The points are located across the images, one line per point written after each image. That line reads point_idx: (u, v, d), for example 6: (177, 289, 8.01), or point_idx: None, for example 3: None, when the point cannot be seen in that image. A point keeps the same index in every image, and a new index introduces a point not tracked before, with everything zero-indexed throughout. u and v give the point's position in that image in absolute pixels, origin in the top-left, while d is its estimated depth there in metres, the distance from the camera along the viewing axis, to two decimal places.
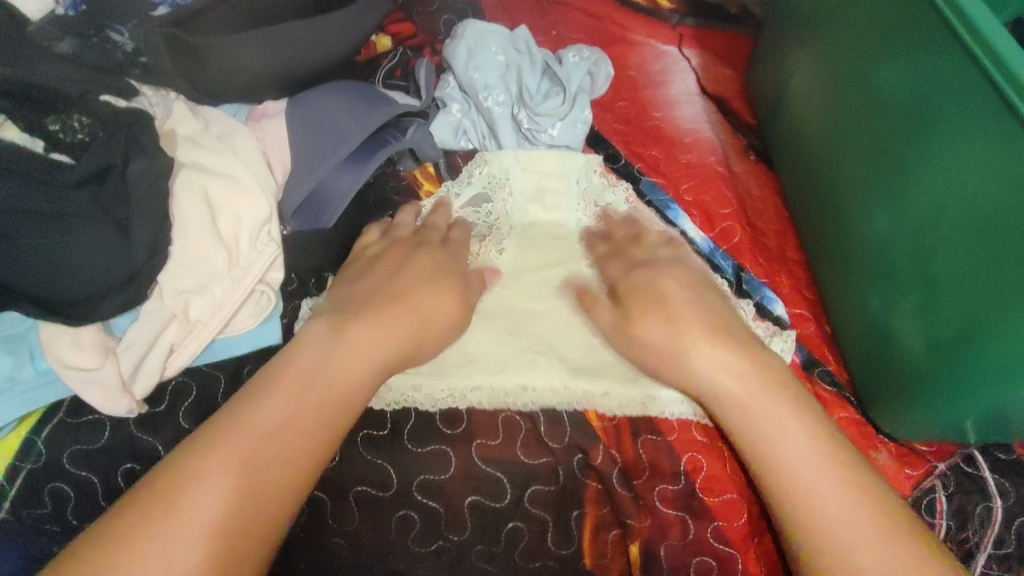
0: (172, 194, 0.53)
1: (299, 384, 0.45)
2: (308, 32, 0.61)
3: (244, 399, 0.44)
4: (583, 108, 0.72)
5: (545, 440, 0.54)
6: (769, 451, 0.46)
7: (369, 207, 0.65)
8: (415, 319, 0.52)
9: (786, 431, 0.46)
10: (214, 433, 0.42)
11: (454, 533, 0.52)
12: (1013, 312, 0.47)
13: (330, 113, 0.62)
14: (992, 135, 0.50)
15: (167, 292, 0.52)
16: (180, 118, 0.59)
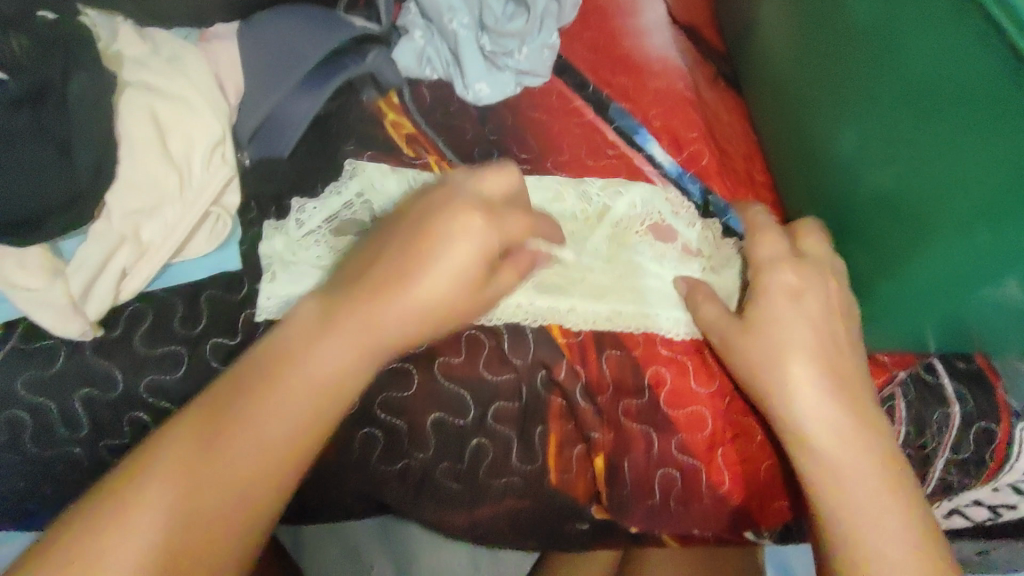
0: (116, 115, 0.51)
1: (333, 355, 0.43)
2: None
3: (282, 359, 0.43)
4: (551, 33, 0.73)
5: (509, 358, 0.53)
6: (827, 453, 0.48)
7: (331, 134, 0.63)
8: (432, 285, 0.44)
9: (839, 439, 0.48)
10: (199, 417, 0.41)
11: (419, 450, 0.53)
12: (988, 226, 0.47)
13: (286, 34, 0.61)
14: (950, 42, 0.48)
15: (115, 214, 0.50)
16: (125, 39, 0.56)
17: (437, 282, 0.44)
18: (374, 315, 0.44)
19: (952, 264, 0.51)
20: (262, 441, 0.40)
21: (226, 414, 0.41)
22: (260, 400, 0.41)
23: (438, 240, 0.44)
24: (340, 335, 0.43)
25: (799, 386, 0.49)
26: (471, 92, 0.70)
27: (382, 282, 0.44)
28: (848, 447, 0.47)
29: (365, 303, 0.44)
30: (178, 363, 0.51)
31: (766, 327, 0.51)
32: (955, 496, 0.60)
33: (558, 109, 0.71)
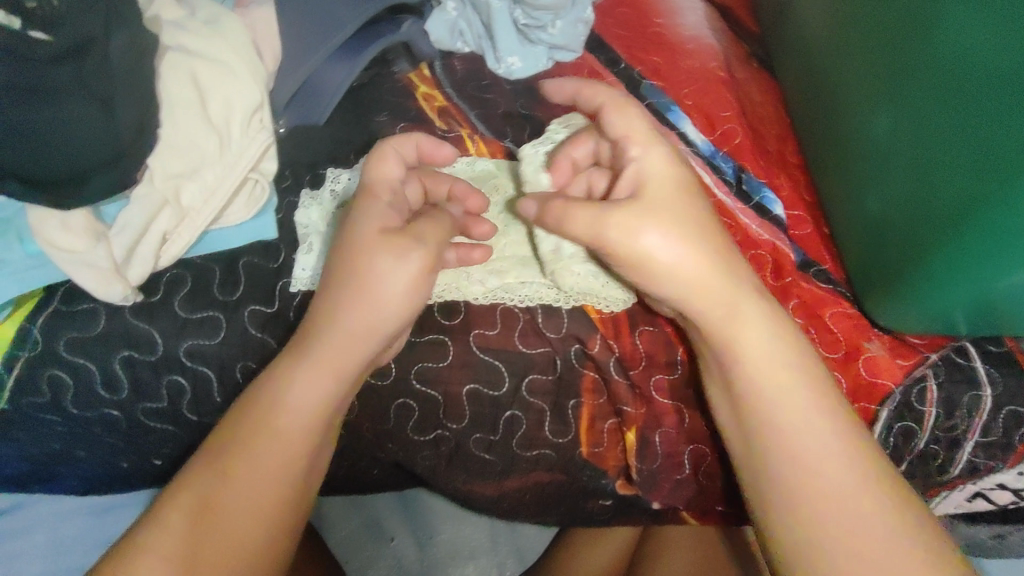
0: (158, 75, 0.52)
1: (301, 403, 0.45)
2: None
3: (246, 423, 0.44)
4: (585, 8, 0.72)
5: (543, 331, 0.53)
6: (795, 441, 0.45)
7: (365, 104, 0.62)
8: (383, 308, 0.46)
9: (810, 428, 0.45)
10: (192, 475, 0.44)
11: (453, 421, 0.54)
12: (1006, 194, 0.47)
13: (323, 2, 0.60)
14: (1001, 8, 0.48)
15: (157, 176, 0.51)
16: (164, 4, 0.56)
17: (387, 296, 0.46)
18: (328, 342, 0.45)
19: (984, 238, 0.50)
20: (255, 494, 0.43)
21: (214, 477, 0.44)
22: (238, 457, 0.44)
23: (372, 273, 0.46)
24: (298, 393, 0.45)
25: (764, 373, 0.46)
26: (503, 65, 0.69)
27: (318, 333, 0.45)
28: (813, 429, 0.45)
29: (310, 359, 0.45)
30: (217, 328, 0.51)
31: (689, 249, 0.47)
32: (981, 480, 0.60)
33: (591, 85, 0.70)
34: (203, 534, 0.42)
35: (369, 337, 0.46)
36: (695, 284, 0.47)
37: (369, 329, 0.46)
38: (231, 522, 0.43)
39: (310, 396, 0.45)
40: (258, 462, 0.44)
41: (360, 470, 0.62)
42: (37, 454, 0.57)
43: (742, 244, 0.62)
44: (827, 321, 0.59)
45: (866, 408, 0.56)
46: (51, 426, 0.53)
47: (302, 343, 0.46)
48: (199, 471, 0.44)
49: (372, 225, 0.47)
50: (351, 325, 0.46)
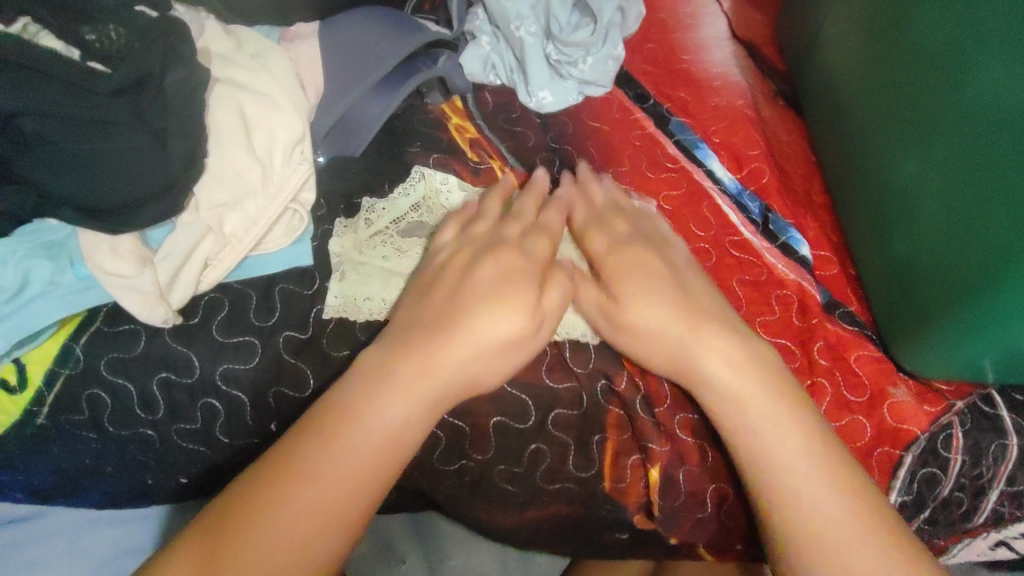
0: (207, 107, 0.54)
1: (394, 405, 0.42)
2: None
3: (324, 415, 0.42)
4: (616, 44, 0.72)
5: (571, 366, 0.54)
6: (796, 496, 0.45)
7: (399, 135, 0.64)
8: (478, 344, 0.45)
9: (790, 446, 0.46)
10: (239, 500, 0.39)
11: (478, 452, 0.55)
12: None
13: (363, 38, 0.62)
14: None
15: (202, 206, 0.52)
16: (212, 36, 0.58)
17: (498, 325, 0.45)
18: (438, 358, 0.44)
19: (1021, 286, 0.49)
20: (305, 520, 0.39)
21: (246, 506, 0.39)
22: (313, 461, 0.40)
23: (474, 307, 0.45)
24: (377, 420, 0.41)
25: (749, 423, 0.47)
26: (535, 99, 0.70)
27: (411, 363, 0.43)
28: (807, 479, 0.45)
29: (409, 371, 0.43)
30: (253, 353, 0.52)
31: (669, 302, 0.50)
32: (1004, 528, 0.60)
33: (619, 120, 0.71)
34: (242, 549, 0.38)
35: (465, 370, 0.45)
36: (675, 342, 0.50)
37: (478, 359, 0.45)
38: (287, 539, 0.38)
39: (388, 424, 0.42)
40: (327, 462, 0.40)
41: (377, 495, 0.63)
42: (67, 469, 0.58)
43: (770, 285, 0.62)
44: (852, 363, 0.59)
45: (890, 452, 0.55)
46: (85, 442, 0.55)
47: (398, 344, 0.44)
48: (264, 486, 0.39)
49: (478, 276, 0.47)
50: (450, 343, 0.44)
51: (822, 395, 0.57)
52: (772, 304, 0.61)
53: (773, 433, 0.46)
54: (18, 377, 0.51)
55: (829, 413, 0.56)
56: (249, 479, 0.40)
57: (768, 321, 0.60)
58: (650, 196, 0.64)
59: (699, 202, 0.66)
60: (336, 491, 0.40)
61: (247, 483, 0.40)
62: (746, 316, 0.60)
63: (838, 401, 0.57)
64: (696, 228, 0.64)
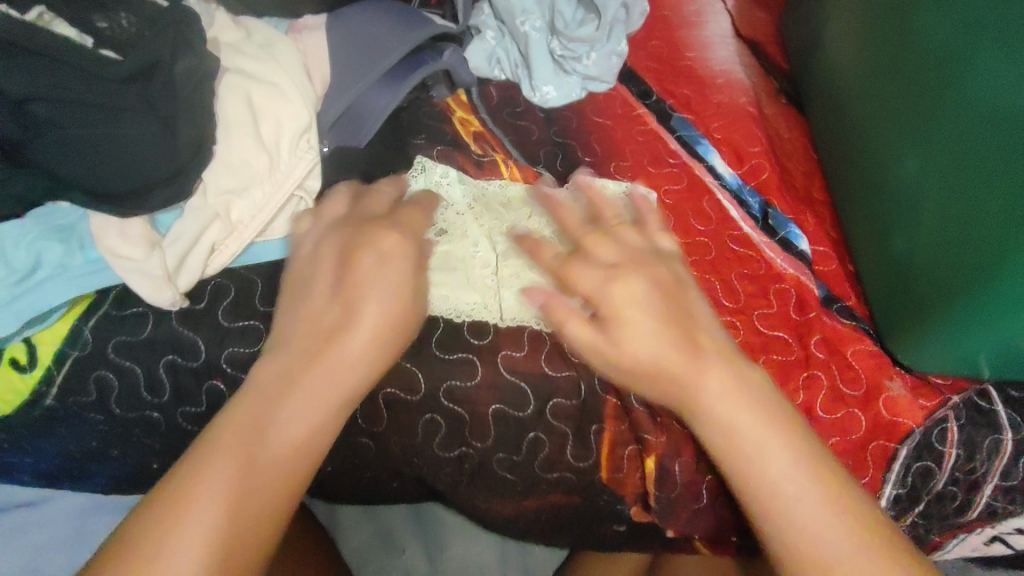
0: (216, 97, 0.55)
1: (313, 399, 0.42)
2: None
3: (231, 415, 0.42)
4: (619, 41, 0.74)
5: (568, 356, 0.55)
6: (790, 515, 0.41)
7: (404, 127, 0.65)
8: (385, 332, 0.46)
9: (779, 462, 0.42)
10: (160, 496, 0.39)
11: (477, 439, 0.56)
12: None
13: (370, 30, 0.63)
14: None
15: (210, 192, 0.54)
16: (222, 27, 0.59)
17: (383, 313, 0.46)
18: (338, 351, 0.44)
19: (1016, 283, 0.50)
20: (238, 516, 0.39)
21: (175, 502, 0.38)
22: (233, 462, 0.40)
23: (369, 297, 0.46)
24: (287, 409, 0.42)
25: (760, 445, 0.43)
26: (538, 94, 0.71)
27: (321, 358, 0.44)
28: (803, 498, 0.42)
29: (316, 364, 0.43)
30: (257, 338, 0.53)
31: (646, 316, 0.46)
32: (997, 523, 0.60)
33: (621, 115, 0.72)
34: (160, 544, 0.37)
35: (362, 364, 0.45)
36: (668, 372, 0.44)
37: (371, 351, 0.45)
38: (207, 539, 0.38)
39: (297, 429, 0.42)
40: (244, 466, 0.40)
41: (377, 482, 0.64)
42: (73, 451, 0.59)
43: (769, 280, 0.63)
44: (849, 357, 0.59)
45: (885, 446, 0.56)
46: (92, 424, 0.56)
47: (305, 340, 0.45)
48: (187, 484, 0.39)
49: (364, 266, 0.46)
50: (350, 336, 0.45)
51: (818, 389, 0.57)
52: (769, 299, 0.62)
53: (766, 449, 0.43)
54: (28, 355, 0.52)
55: (825, 407, 0.57)
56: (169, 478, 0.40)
57: (766, 315, 0.61)
58: (651, 189, 0.65)
59: (700, 197, 0.67)
60: (258, 491, 0.40)
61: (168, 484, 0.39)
62: (745, 310, 0.60)
63: (834, 394, 0.57)
64: (697, 222, 0.65)
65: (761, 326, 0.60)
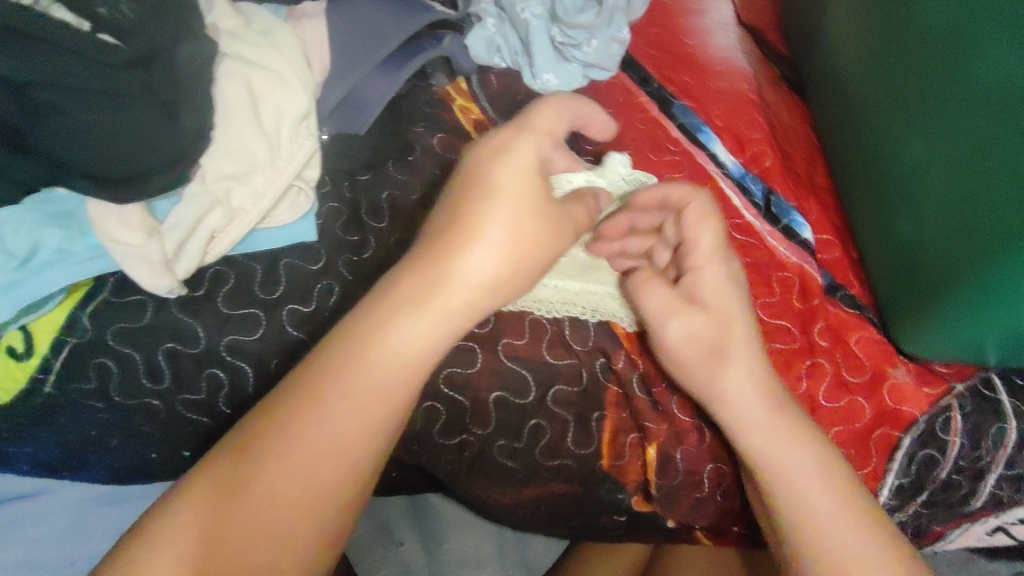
0: (215, 82, 0.54)
1: (393, 346, 0.42)
2: None
3: (337, 341, 0.43)
4: (620, 27, 0.73)
5: (570, 344, 0.56)
6: (784, 471, 0.47)
7: (402, 114, 0.65)
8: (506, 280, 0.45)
9: (779, 439, 0.48)
10: (271, 418, 0.42)
11: (478, 426, 0.55)
12: None
13: (369, 16, 0.63)
14: None
15: (210, 177, 0.53)
16: (220, 13, 0.58)
17: (490, 248, 0.43)
18: (467, 281, 0.43)
19: None
20: (336, 449, 0.41)
21: (280, 414, 0.42)
22: (337, 403, 0.41)
23: (484, 231, 0.43)
24: (397, 337, 0.42)
25: (752, 409, 0.49)
26: (539, 82, 0.70)
27: (439, 287, 0.43)
28: (795, 461, 0.47)
29: (413, 302, 0.42)
30: (257, 325, 0.53)
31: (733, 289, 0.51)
32: (1002, 513, 0.60)
33: (622, 103, 0.71)
34: (265, 460, 0.41)
35: (489, 289, 0.44)
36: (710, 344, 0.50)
37: (503, 279, 0.44)
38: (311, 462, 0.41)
39: (405, 347, 0.42)
40: (342, 398, 0.41)
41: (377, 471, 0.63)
42: (72, 441, 0.58)
43: (773, 266, 0.62)
44: (852, 345, 0.59)
45: (889, 434, 0.56)
46: (91, 414, 0.55)
47: (439, 276, 0.43)
48: (291, 416, 0.41)
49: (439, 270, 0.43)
50: (489, 266, 0.43)
51: (821, 376, 0.57)
52: (772, 285, 0.61)
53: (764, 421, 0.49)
54: (25, 343, 0.52)
55: (827, 394, 0.57)
56: (276, 404, 0.42)
57: (768, 302, 0.60)
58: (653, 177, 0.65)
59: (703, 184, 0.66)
60: (359, 429, 0.41)
61: (272, 409, 0.42)
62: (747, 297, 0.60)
63: (837, 381, 0.57)
64: None
65: (763, 312, 0.59)
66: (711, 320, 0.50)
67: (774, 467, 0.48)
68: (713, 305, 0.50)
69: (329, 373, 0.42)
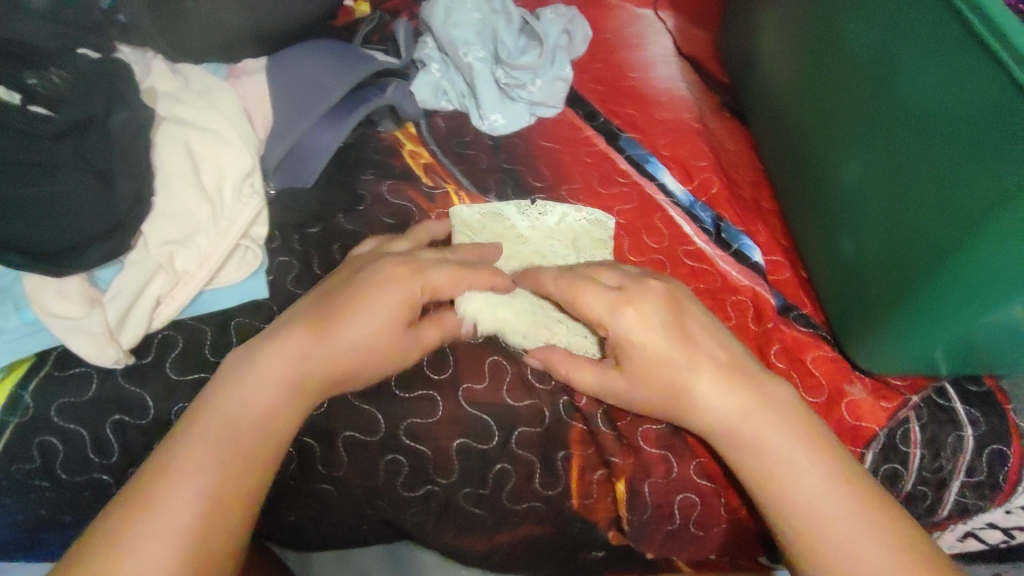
0: (154, 146, 0.54)
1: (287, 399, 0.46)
2: None
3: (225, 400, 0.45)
4: (563, 67, 0.75)
5: (531, 383, 0.55)
6: (794, 506, 0.45)
7: (351, 164, 0.65)
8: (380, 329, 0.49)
9: (795, 471, 0.46)
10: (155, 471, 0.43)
11: (442, 475, 0.54)
12: (975, 239, 0.48)
13: (311, 71, 0.63)
14: (965, 65, 0.48)
15: (151, 243, 0.52)
16: (159, 76, 0.59)
17: (367, 305, 0.49)
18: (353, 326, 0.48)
19: (958, 282, 0.50)
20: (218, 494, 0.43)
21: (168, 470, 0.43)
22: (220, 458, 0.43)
23: (364, 297, 0.49)
24: (273, 386, 0.46)
25: (768, 445, 0.47)
26: (487, 122, 0.71)
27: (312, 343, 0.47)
28: (815, 498, 0.45)
29: (294, 354, 0.47)
30: None
31: (664, 326, 0.49)
32: (969, 521, 0.60)
33: (569, 139, 0.72)
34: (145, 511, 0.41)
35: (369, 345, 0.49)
36: (668, 369, 0.49)
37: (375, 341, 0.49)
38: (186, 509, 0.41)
39: (277, 395, 0.46)
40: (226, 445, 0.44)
41: (347, 527, 0.62)
42: (21, 522, 0.55)
43: (727, 291, 0.63)
44: (810, 364, 0.60)
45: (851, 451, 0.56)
46: (39, 492, 0.53)
47: (326, 329, 0.48)
48: (173, 467, 0.43)
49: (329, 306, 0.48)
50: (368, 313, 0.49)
51: None
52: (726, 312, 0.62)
53: (783, 464, 0.46)
54: None
55: None
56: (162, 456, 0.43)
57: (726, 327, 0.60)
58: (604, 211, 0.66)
59: (652, 213, 0.67)
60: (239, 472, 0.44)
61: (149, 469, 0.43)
62: None
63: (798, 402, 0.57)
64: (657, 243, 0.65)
65: None
66: (678, 361, 0.49)
67: (790, 517, 0.46)
68: (672, 346, 0.49)
69: (215, 423, 0.44)
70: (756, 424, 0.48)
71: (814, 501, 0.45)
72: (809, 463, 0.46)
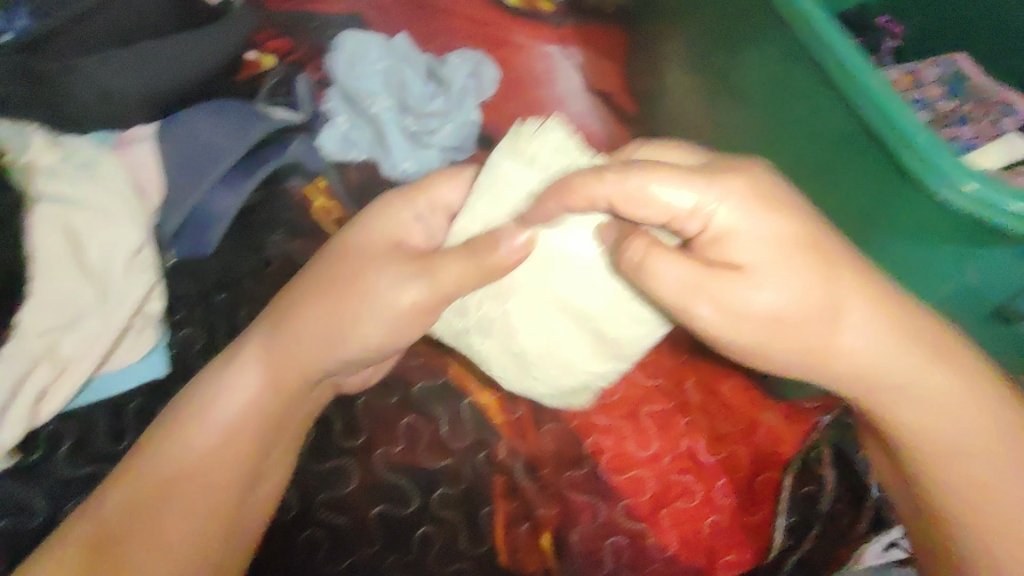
0: (27, 230, 0.51)
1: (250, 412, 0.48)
2: (184, 49, 0.59)
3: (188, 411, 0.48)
4: (472, 111, 0.74)
5: (447, 442, 0.55)
6: (934, 436, 0.47)
7: (253, 228, 0.63)
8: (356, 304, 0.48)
9: (913, 395, 0.47)
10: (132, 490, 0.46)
11: (366, 544, 0.51)
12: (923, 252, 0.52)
13: (205, 133, 0.60)
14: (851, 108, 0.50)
15: (29, 333, 0.49)
16: (37, 150, 0.54)
17: (366, 276, 0.49)
18: (360, 318, 0.48)
19: None
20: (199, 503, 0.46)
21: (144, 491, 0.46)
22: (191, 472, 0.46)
23: (356, 278, 0.49)
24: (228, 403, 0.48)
25: (887, 385, 0.47)
26: (398, 171, 0.70)
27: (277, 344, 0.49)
28: (961, 433, 0.47)
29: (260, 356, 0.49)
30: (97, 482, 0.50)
31: (756, 231, 0.45)
32: None
33: None
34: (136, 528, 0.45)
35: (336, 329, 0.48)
36: (798, 320, 0.45)
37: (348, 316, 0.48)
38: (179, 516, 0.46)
39: (237, 402, 0.48)
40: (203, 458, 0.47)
41: None
42: None
43: None
44: (724, 395, 0.61)
45: (771, 478, 0.59)
46: None
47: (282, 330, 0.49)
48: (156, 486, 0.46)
49: (293, 311, 0.49)
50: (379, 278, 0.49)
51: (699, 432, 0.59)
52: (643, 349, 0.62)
53: (926, 391, 0.47)
54: None
55: (708, 449, 0.59)
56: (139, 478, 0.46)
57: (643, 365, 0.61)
58: None
59: None
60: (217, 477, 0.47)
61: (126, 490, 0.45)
62: None
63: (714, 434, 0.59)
64: None
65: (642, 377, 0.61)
66: (778, 272, 0.45)
67: (932, 455, 0.48)
68: (784, 262, 0.44)
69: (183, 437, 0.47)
70: (880, 353, 0.46)
71: (967, 439, 0.47)
72: (953, 380, 0.47)
